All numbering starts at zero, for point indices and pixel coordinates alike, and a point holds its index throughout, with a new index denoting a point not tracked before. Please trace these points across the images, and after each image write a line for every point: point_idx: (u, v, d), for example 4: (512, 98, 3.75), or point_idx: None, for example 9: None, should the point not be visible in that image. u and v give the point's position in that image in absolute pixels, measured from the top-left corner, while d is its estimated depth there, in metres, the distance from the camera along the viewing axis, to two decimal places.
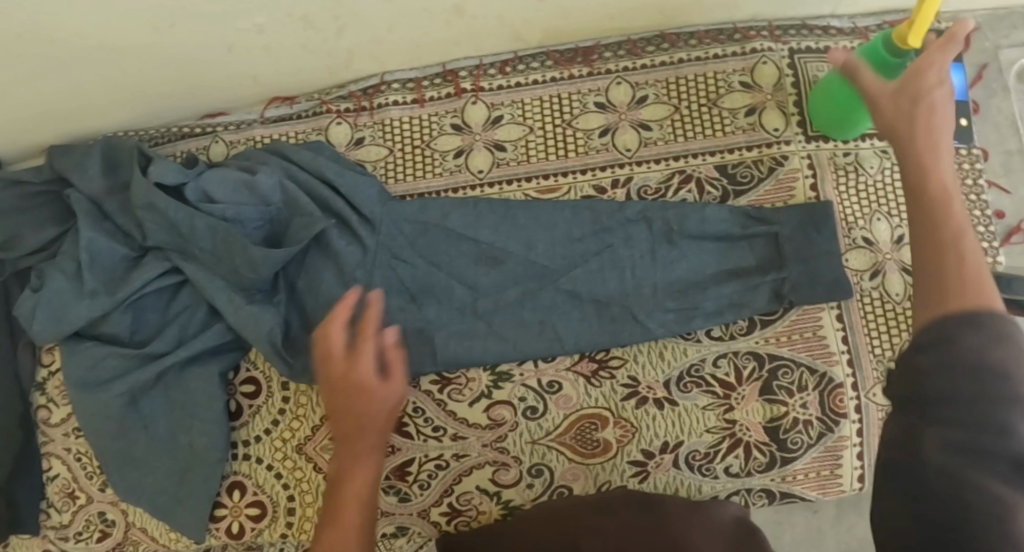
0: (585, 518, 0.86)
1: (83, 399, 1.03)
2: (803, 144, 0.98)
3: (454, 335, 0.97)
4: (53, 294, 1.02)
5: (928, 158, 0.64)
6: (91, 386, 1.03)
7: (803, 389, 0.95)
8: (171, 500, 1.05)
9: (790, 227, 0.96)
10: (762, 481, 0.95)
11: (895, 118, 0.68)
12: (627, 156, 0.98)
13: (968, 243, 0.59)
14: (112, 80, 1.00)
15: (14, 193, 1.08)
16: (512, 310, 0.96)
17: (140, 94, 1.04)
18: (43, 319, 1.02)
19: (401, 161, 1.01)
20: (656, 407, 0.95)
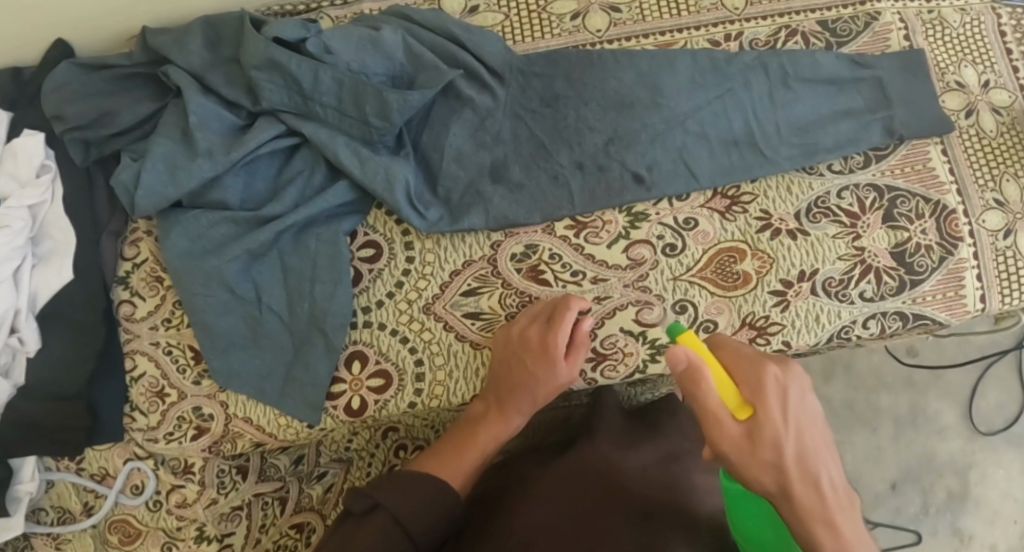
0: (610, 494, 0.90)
1: (189, 270, 0.98)
2: (893, 3, 1.06)
3: (586, 176, 0.98)
4: (158, 159, 0.98)
5: (761, 438, 0.79)
6: (198, 255, 0.99)
7: (920, 216, 1.00)
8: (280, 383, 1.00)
9: (892, 69, 1.02)
10: (895, 304, 0.98)
11: (760, 436, 0.79)
12: (736, 14, 1.04)
13: (804, 466, 0.79)
14: None
15: (103, 74, 1.05)
16: (644, 149, 0.98)
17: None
18: (148, 184, 0.97)
19: (519, 23, 1.04)
20: (790, 238, 0.98)
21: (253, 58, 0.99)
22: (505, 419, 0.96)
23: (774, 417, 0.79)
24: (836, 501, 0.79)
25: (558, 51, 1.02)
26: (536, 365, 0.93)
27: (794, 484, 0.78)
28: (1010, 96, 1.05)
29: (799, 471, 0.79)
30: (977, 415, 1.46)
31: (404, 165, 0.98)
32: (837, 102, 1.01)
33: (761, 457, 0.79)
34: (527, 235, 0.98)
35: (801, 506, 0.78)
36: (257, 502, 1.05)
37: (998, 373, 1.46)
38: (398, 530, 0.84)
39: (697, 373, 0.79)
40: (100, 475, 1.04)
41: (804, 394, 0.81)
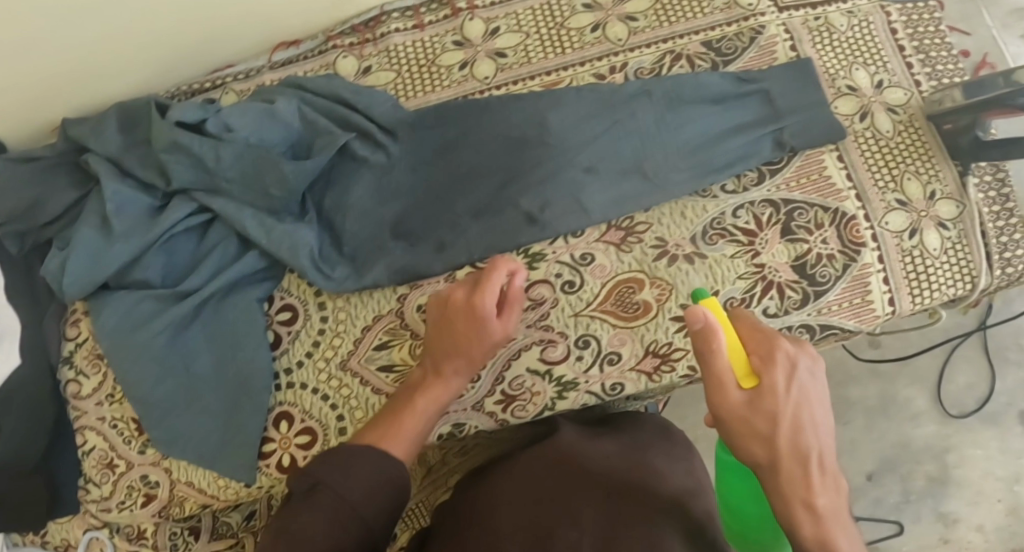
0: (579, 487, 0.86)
1: (121, 347, 1.03)
2: (777, 15, 1.07)
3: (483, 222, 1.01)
4: (83, 245, 1.03)
5: (761, 410, 0.78)
6: (127, 333, 1.03)
7: (820, 226, 1.00)
8: (217, 448, 1.04)
9: (779, 82, 1.03)
10: (800, 317, 0.98)
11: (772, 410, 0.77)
12: (620, 45, 1.05)
13: (797, 440, 0.77)
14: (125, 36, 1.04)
15: (30, 167, 1.11)
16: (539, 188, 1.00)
17: (150, 54, 1.08)
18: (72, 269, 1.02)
19: (410, 80, 1.07)
20: (687, 263, 0.99)
21: (160, 143, 1.03)
22: (445, 390, 0.93)
23: (793, 388, 0.78)
24: (825, 489, 0.77)
25: (448, 102, 1.04)
26: (459, 320, 0.92)
27: (784, 460, 0.77)
28: (905, 94, 1.05)
29: (792, 449, 0.77)
30: (948, 398, 1.43)
31: (309, 230, 1.02)
32: (726, 120, 1.02)
33: (755, 427, 0.78)
34: (430, 286, 1.02)
35: (786, 483, 0.77)
36: None
37: (963, 353, 1.44)
38: (342, 504, 0.79)
39: (712, 338, 0.77)
40: (65, 544, 1.11)
41: (813, 373, 0.79)
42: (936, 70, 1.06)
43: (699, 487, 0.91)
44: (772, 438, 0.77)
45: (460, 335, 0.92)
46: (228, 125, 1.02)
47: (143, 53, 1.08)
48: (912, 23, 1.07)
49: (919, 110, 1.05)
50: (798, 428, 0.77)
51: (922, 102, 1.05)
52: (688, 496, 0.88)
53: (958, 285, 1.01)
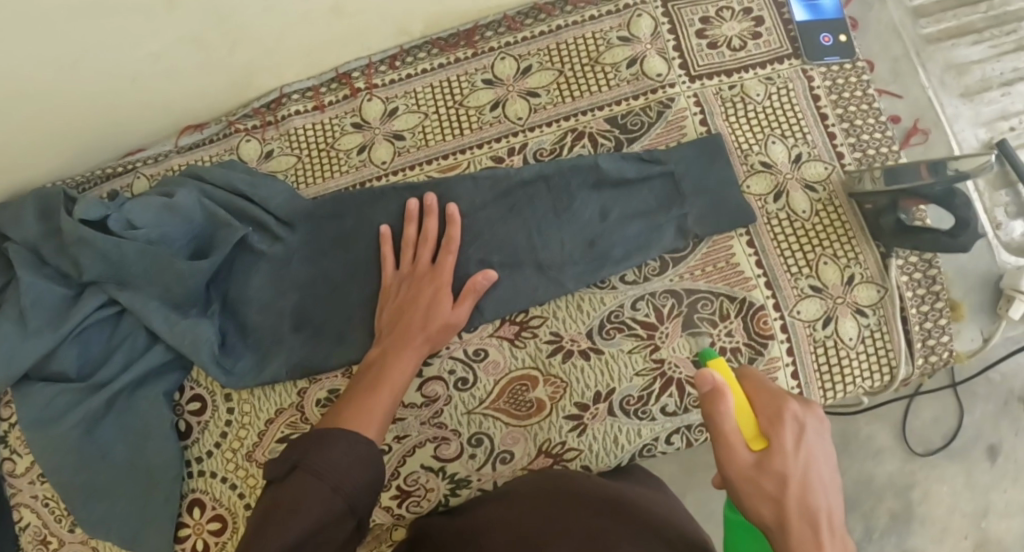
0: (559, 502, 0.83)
1: (40, 437, 1.04)
2: (688, 84, 1.01)
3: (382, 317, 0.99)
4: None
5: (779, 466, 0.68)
6: (46, 422, 1.04)
7: (725, 317, 0.96)
8: (136, 531, 1.03)
9: (685, 161, 0.97)
10: (700, 415, 0.95)
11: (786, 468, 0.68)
12: (520, 125, 1.01)
13: (806, 499, 0.66)
14: (34, 145, 1.03)
15: None
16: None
17: (52, 151, 1.06)
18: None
19: (310, 165, 1.05)
20: (582, 359, 0.96)
21: (67, 238, 1.03)
22: (405, 363, 0.91)
23: (811, 450, 0.69)
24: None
25: (346, 191, 1.03)
26: (422, 293, 0.95)
27: (792, 518, 0.66)
28: (826, 168, 0.98)
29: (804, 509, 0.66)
30: (910, 433, 1.17)
31: (211, 323, 1.02)
32: (627, 205, 0.97)
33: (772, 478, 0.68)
34: (328, 380, 1.01)
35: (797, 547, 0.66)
36: None
37: (924, 381, 1.19)
38: (325, 485, 0.78)
39: (720, 397, 0.70)
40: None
41: (822, 432, 0.70)
42: (861, 140, 0.99)
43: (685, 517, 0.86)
44: (777, 494, 0.67)
45: (416, 313, 0.94)
46: (129, 220, 1.02)
47: (55, 153, 1.06)
48: (837, 87, 1.01)
49: (840, 186, 0.98)
50: (806, 480, 0.67)
51: (844, 177, 0.98)
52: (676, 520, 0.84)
53: (875, 377, 0.96)
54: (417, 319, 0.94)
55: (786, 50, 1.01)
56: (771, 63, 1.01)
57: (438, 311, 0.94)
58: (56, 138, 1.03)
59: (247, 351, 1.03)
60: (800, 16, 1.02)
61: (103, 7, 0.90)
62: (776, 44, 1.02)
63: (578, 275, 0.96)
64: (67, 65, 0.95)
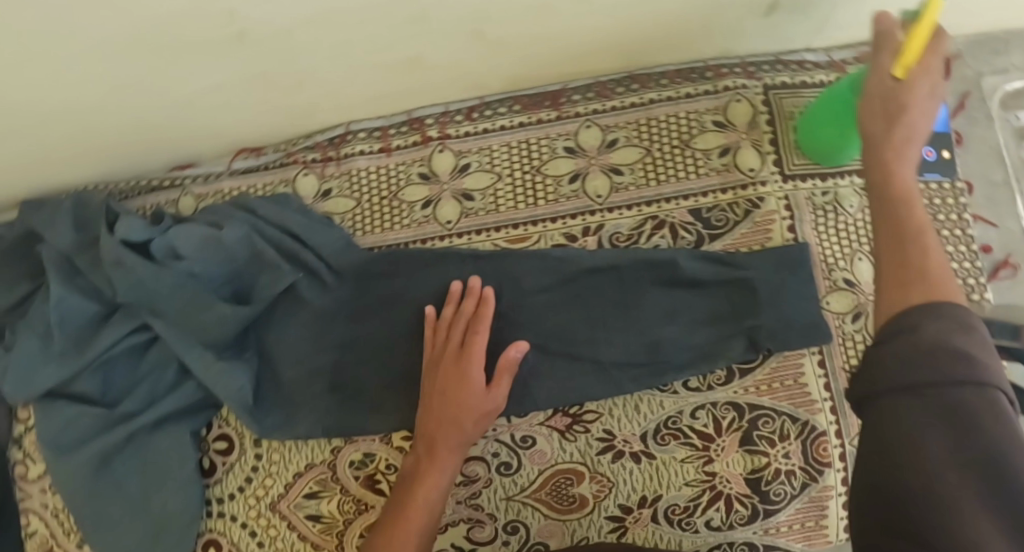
0: None
1: (54, 462, 0.99)
2: (781, 184, 0.95)
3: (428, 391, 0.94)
4: (25, 355, 0.99)
5: (877, 169, 0.71)
6: (62, 447, 1.00)
7: (785, 438, 0.92)
8: None
9: (766, 271, 0.92)
10: (744, 534, 0.92)
11: (871, 140, 0.73)
12: (598, 203, 0.96)
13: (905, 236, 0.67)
14: (69, 144, 0.98)
15: None
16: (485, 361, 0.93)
17: (95, 154, 1.01)
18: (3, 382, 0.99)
19: (370, 212, 0.99)
20: (632, 461, 0.93)
21: (104, 258, 0.97)
22: (443, 466, 0.88)
23: (909, 148, 0.71)
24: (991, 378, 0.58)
25: (405, 248, 0.97)
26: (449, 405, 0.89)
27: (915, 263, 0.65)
28: None
29: (908, 217, 0.67)
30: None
31: (244, 369, 0.97)
32: (699, 310, 0.93)
33: (900, 236, 0.67)
34: (365, 442, 0.97)
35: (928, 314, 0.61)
36: None
37: None
38: None
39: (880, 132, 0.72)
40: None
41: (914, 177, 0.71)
42: (949, 268, 0.94)
43: None
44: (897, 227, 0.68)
45: (446, 415, 0.89)
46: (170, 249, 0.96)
47: (98, 155, 1.01)
48: (932, 208, 0.95)
49: None
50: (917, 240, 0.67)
51: None
52: None
53: None
54: (448, 422, 0.88)
55: None
56: None
57: (467, 411, 0.89)
58: (98, 143, 0.98)
59: (279, 402, 0.97)
60: None
61: (162, 39, 0.83)
62: None
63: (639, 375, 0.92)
64: (119, 87, 0.89)
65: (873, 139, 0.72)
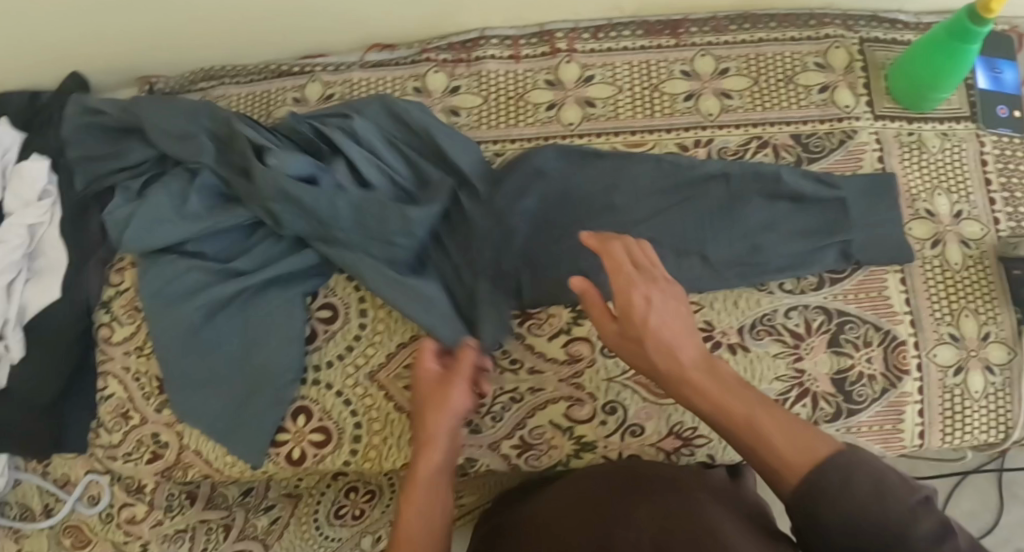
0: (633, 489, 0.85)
1: (161, 312, 1.05)
2: (872, 122, 1.04)
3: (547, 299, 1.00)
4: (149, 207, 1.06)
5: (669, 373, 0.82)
6: (170, 299, 1.05)
7: (868, 344, 0.99)
8: (229, 427, 1.05)
9: (857, 190, 1.01)
10: (827, 430, 0.98)
11: (626, 318, 0.82)
12: (709, 120, 1.04)
13: (709, 372, 0.80)
14: (223, 13, 1.10)
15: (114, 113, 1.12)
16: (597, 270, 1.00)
17: (235, 25, 1.12)
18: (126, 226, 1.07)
19: (496, 109, 1.07)
20: (730, 352, 0.99)
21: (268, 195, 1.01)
22: (447, 471, 0.88)
23: (665, 353, 0.81)
24: (866, 471, 0.71)
25: (527, 139, 1.05)
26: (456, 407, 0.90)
27: (694, 375, 0.80)
28: (982, 229, 1.03)
29: (692, 368, 0.81)
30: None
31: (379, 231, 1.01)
32: (794, 222, 1.01)
33: (673, 332, 0.82)
34: None
35: (840, 473, 0.71)
36: (202, 528, 1.15)
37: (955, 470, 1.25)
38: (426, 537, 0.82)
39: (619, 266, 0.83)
40: (62, 480, 1.16)
41: (665, 298, 0.83)
42: (1017, 211, 1.05)
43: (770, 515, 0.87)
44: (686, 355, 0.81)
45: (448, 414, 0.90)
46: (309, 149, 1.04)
47: (244, 31, 1.12)
48: (1003, 158, 1.06)
49: (991, 248, 1.03)
50: (667, 341, 0.81)
51: (997, 241, 1.03)
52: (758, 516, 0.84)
53: (991, 433, 1.00)
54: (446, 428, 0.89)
55: (965, 112, 1.07)
56: (950, 121, 1.06)
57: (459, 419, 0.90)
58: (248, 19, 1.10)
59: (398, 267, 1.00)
60: (982, 84, 1.08)
61: None
62: (957, 105, 1.07)
63: (743, 271, 0.99)
64: None
65: (636, 355, 0.83)
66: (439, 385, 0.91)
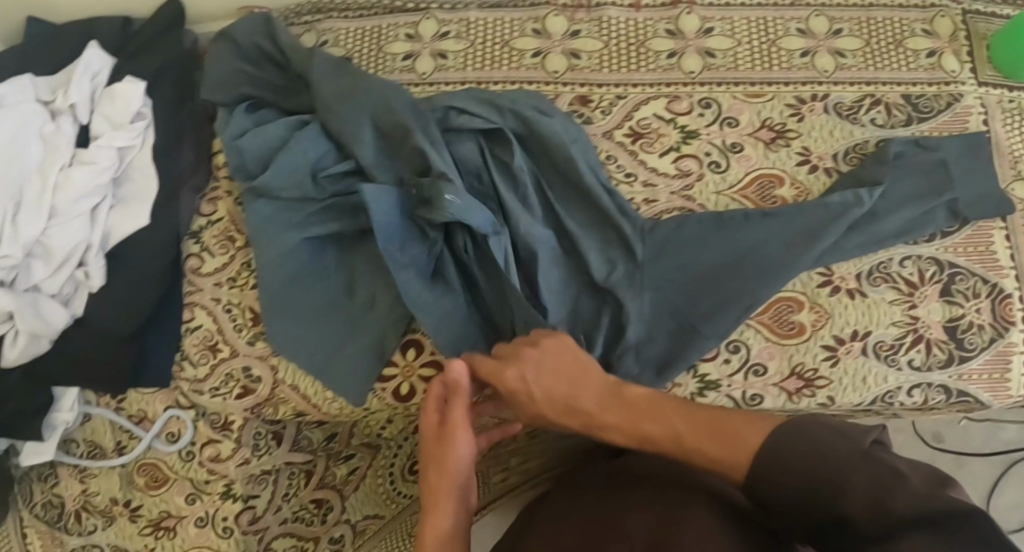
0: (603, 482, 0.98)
1: (266, 239, 1.05)
2: (976, 88, 1.08)
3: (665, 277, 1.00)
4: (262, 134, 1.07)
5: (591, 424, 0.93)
6: (276, 226, 1.05)
7: (977, 295, 1.02)
8: (328, 360, 1.04)
9: (956, 150, 1.04)
10: (941, 376, 1.00)
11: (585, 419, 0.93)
12: (825, 76, 1.07)
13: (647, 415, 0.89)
14: None
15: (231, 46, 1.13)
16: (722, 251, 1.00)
17: None
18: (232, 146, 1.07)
19: (617, 54, 1.08)
20: (848, 297, 1.01)
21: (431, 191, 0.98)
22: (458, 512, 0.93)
23: (633, 421, 0.89)
24: (833, 447, 0.76)
25: (648, 83, 1.07)
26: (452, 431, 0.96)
27: (607, 414, 0.91)
28: None
29: (604, 409, 0.92)
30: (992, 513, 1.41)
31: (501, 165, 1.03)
32: (902, 185, 1.04)
33: (559, 376, 0.94)
34: None
35: (778, 451, 0.78)
36: (286, 470, 1.12)
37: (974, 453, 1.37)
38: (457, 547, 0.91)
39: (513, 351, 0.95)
40: (138, 416, 1.11)
41: (557, 356, 0.94)
42: None
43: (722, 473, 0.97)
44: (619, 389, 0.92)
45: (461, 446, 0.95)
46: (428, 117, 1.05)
47: None
48: None
49: None
50: (595, 403, 0.92)
51: None
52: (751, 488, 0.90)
53: None
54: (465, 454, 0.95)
55: None
56: None
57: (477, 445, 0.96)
58: None
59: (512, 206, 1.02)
60: None
61: None
62: None
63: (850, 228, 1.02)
64: None
65: (575, 389, 0.93)
66: (442, 442, 0.95)
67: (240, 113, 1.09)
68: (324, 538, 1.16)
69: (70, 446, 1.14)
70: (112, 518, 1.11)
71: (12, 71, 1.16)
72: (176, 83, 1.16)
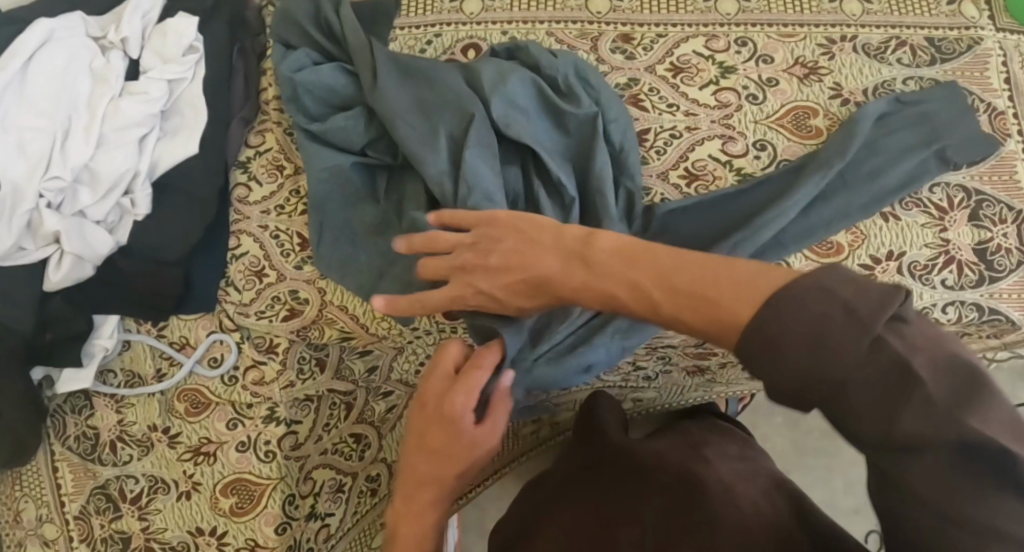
0: (627, 484, 1.10)
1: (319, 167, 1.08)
2: (994, 33, 1.15)
3: (678, 230, 1.04)
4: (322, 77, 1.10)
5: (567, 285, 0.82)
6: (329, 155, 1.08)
7: (1003, 221, 1.07)
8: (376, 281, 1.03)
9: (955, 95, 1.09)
10: (973, 296, 1.04)
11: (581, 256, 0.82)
12: (853, 19, 1.13)
13: (633, 274, 0.78)
14: None
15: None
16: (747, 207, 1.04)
17: None
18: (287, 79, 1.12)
19: None
20: (882, 220, 1.06)
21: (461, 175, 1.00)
22: (428, 528, 0.89)
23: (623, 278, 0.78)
24: (837, 334, 0.63)
25: (688, 22, 1.12)
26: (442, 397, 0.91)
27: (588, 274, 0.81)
28: None
29: (594, 248, 0.82)
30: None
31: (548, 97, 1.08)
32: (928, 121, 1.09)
33: (528, 247, 0.86)
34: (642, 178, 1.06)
35: (775, 315, 0.66)
36: (327, 398, 1.14)
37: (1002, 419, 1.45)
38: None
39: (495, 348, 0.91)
40: (179, 343, 1.11)
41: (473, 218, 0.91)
42: None
43: (749, 486, 1.07)
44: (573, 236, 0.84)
45: (479, 440, 0.87)
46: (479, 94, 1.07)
47: None
48: None
49: None
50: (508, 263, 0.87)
51: None
52: (743, 478, 1.09)
53: None
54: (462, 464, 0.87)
55: None
56: None
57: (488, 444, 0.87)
58: None
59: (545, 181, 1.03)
60: None
61: None
62: None
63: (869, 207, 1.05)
64: None
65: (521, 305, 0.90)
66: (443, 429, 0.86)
67: (300, 50, 1.12)
68: (362, 474, 1.16)
69: (106, 376, 1.13)
70: (150, 446, 1.11)
71: (64, 11, 1.19)
72: (227, 22, 1.19)
